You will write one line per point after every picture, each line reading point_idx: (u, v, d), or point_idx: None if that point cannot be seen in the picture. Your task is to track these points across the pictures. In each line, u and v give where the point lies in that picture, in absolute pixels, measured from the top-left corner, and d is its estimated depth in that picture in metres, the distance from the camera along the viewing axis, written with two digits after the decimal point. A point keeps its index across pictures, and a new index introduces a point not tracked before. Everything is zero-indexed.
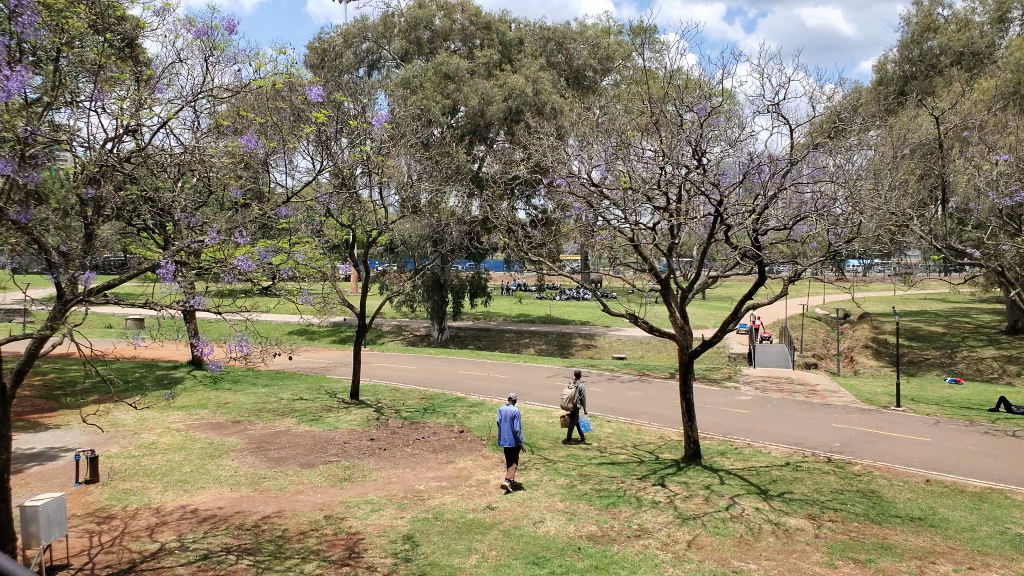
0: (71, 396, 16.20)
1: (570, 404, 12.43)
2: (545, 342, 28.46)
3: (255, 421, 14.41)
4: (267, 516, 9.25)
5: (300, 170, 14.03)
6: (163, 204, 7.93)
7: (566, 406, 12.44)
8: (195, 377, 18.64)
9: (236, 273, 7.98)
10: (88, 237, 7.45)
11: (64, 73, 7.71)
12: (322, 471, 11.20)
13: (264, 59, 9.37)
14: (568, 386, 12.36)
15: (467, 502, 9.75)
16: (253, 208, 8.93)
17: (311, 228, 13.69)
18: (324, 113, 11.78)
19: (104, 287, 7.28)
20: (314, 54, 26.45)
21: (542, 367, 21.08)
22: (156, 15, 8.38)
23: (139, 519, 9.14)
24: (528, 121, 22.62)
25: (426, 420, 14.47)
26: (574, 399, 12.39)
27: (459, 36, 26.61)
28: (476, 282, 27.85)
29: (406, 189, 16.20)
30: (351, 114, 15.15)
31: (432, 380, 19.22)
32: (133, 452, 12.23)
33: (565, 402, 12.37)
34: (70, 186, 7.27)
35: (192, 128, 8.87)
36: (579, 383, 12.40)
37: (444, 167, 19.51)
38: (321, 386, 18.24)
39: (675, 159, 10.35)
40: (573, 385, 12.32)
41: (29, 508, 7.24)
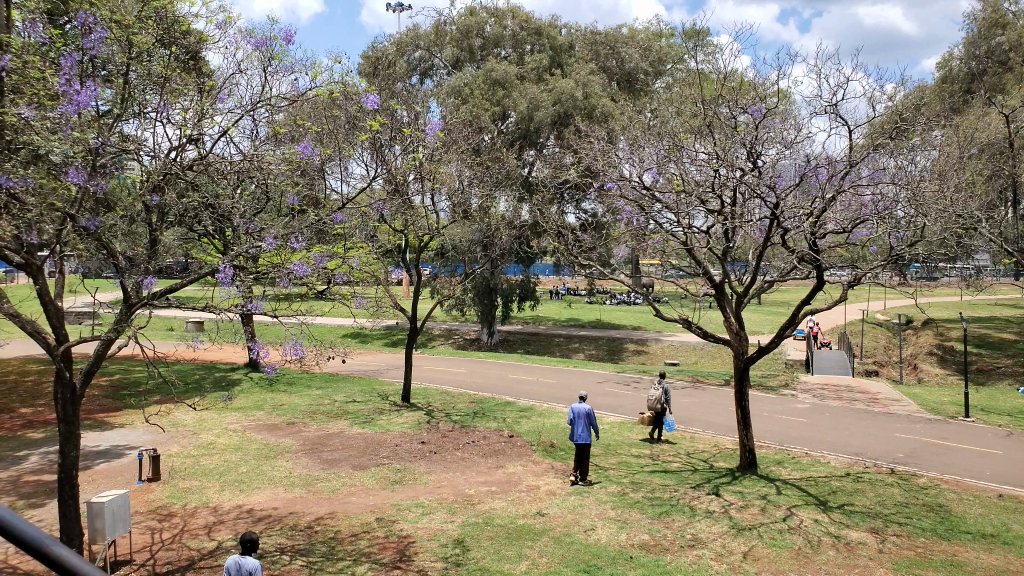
0: (135, 396, 16.74)
1: (656, 404, 12.80)
2: (595, 347, 28.30)
3: (309, 423, 14.66)
4: (320, 517, 9.38)
5: (354, 177, 14.23)
6: (223, 210, 8.13)
7: (653, 406, 12.81)
8: (252, 379, 19.07)
9: (293, 278, 8.26)
10: (152, 243, 7.68)
11: (132, 85, 7.98)
12: (374, 473, 11.31)
13: (320, 69, 9.50)
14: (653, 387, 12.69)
15: (517, 507, 9.71)
16: (309, 214, 9.09)
17: (364, 234, 13.84)
18: (378, 121, 11.91)
19: (166, 291, 7.47)
20: (367, 63, 26.87)
21: (593, 372, 20.90)
22: (217, 27, 8.58)
23: (198, 517, 9.36)
24: (579, 124, 22.52)
25: (476, 424, 14.50)
26: (661, 400, 12.76)
27: (510, 42, 26.76)
28: (526, 286, 27.85)
29: (457, 195, 16.31)
30: (403, 121, 15.32)
31: (482, 384, 19.30)
32: (192, 451, 12.55)
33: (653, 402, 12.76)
34: (136, 194, 7.52)
35: (251, 136, 9.04)
36: (664, 384, 12.78)
37: (495, 172, 19.57)
38: (373, 389, 18.46)
39: (730, 162, 10.20)
40: (658, 386, 12.67)
41: (96, 504, 7.45)
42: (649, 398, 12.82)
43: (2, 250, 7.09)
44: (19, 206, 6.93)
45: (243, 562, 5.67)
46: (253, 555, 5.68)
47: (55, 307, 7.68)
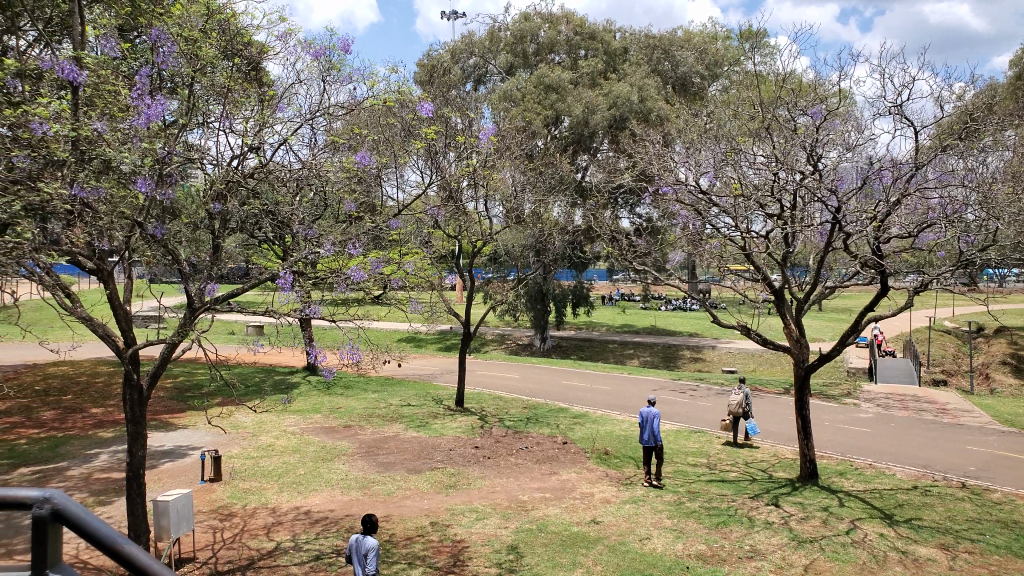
0: (198, 397, 17.24)
1: (737, 408, 13.00)
2: (650, 354, 28.01)
3: (365, 426, 14.86)
4: (376, 520, 9.49)
5: (409, 183, 14.38)
6: (283, 217, 8.32)
7: (735, 411, 13.00)
8: (310, 383, 19.44)
9: (349, 283, 8.30)
10: (215, 249, 7.91)
11: (197, 96, 8.24)
12: (428, 477, 11.40)
13: (377, 77, 9.61)
14: (735, 391, 12.89)
15: (571, 515, 9.65)
16: (366, 220, 9.21)
17: (419, 240, 13.93)
18: (433, 128, 11.99)
19: (228, 296, 7.65)
20: (422, 71, 27.20)
21: (648, 379, 20.65)
22: (278, 39, 8.79)
23: (258, 518, 9.56)
24: (633, 129, 22.31)
25: (529, 430, 14.48)
26: (742, 404, 12.96)
27: (564, 47, 26.65)
28: (579, 292, 27.75)
29: (510, 201, 16.35)
30: (458, 128, 15.45)
31: (534, 390, 19.28)
32: (252, 453, 12.86)
33: (734, 406, 12.97)
34: (200, 201, 7.76)
35: (310, 144, 9.20)
36: (744, 389, 12.93)
37: (547, 177, 19.55)
38: (428, 393, 18.60)
39: (790, 165, 10.01)
40: (740, 390, 12.86)
41: (161, 503, 7.67)
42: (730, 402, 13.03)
43: (76, 256, 7.40)
44: (91, 215, 7.23)
45: (363, 541, 6.05)
46: (372, 534, 6.06)
47: (123, 312, 7.95)
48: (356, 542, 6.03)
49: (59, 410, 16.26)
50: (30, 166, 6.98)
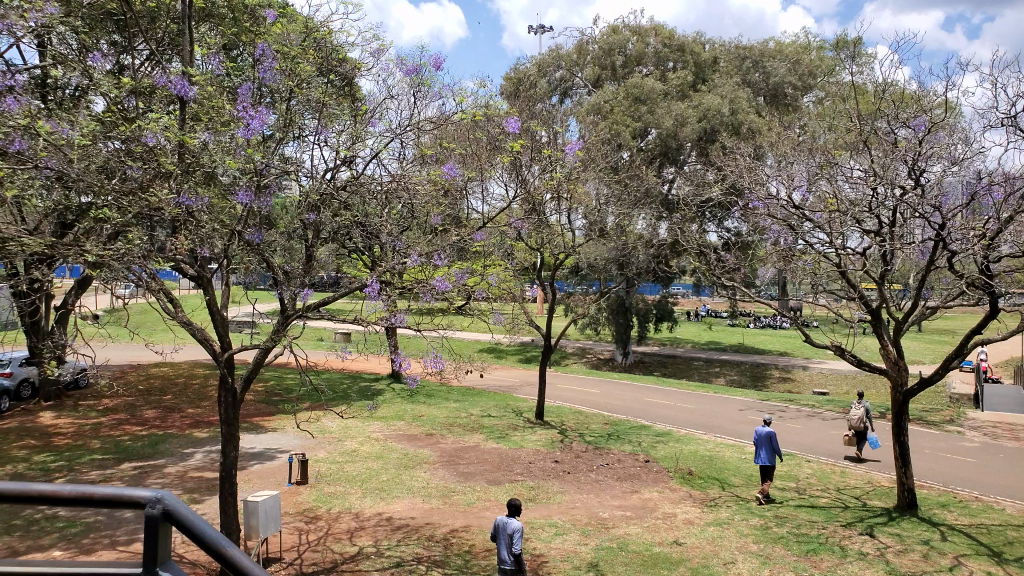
0: (287, 402, 17.83)
1: (858, 423, 13.00)
2: (737, 372, 27.28)
3: (447, 435, 15.02)
4: (455, 530, 9.54)
5: (494, 197, 14.50)
6: (372, 228, 8.52)
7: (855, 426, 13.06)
8: (394, 391, 19.83)
9: (435, 293, 8.33)
10: (307, 258, 8.17)
11: (294, 110, 8.56)
12: (508, 489, 11.40)
13: (466, 92, 9.70)
14: (853, 405, 12.96)
15: (652, 535, 9.46)
16: (451, 232, 9.25)
17: (503, 252, 13.94)
18: (520, 141, 12.03)
19: (319, 304, 7.85)
20: (509, 84, 27.62)
21: (733, 399, 20.08)
22: (372, 56, 9.01)
23: (342, 522, 9.77)
24: (722, 141, 21.85)
25: (610, 447, 14.31)
26: (864, 419, 12.90)
27: (652, 60, 26.45)
28: (663, 306, 27.26)
29: (594, 214, 16.32)
30: (543, 141, 15.52)
31: (615, 406, 19.02)
32: (337, 458, 13.17)
33: (854, 421, 13.05)
34: (295, 213, 8.08)
35: (399, 158, 9.38)
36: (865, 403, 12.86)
37: (633, 190, 19.34)
38: (508, 405, 18.65)
39: (889, 179, 9.61)
40: (858, 404, 12.91)
41: (251, 503, 7.93)
42: (851, 418, 13.03)
43: (180, 264, 7.83)
44: (194, 223, 7.60)
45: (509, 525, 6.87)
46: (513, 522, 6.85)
47: (221, 318, 8.28)
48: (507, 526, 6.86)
49: (160, 408, 17.15)
50: (141, 177, 7.39)
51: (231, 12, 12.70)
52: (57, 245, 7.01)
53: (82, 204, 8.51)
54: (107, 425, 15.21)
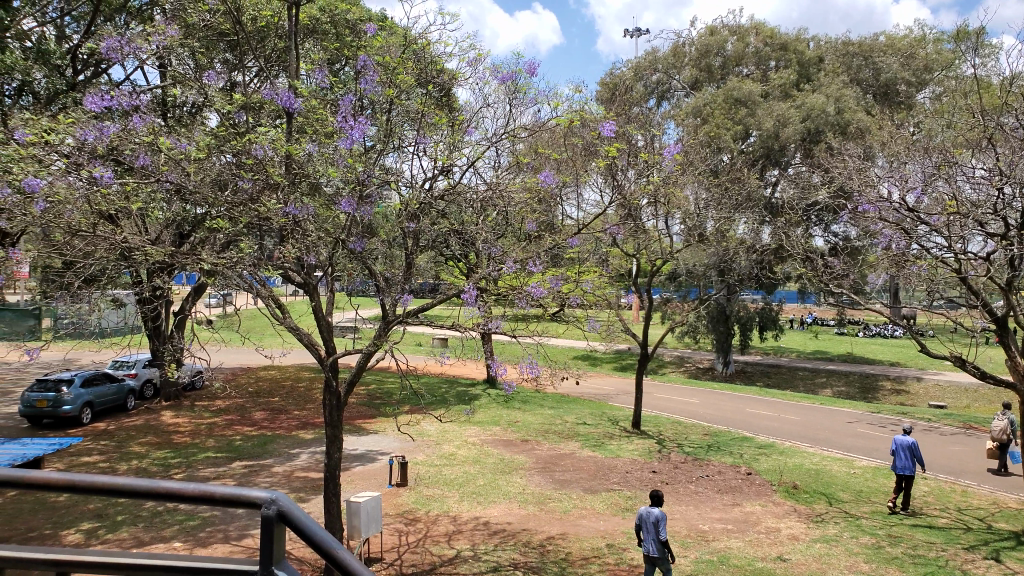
0: (388, 405, 18.29)
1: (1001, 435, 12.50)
2: (845, 383, 26.05)
3: (542, 442, 15.04)
4: (552, 537, 9.51)
5: (589, 202, 14.37)
6: (468, 236, 8.60)
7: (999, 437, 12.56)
8: (490, 396, 20.04)
9: (530, 299, 8.30)
10: (407, 264, 8.33)
11: (393, 122, 8.82)
12: (604, 498, 11.29)
13: (561, 97, 9.68)
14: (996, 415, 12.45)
15: (755, 549, 9.15)
16: (546, 239, 9.16)
17: (599, 258, 13.79)
18: (616, 144, 11.60)
19: (417, 310, 8.02)
20: (605, 88, 27.66)
21: (841, 412, 19.17)
22: (469, 66, 9.14)
23: (440, 525, 9.93)
24: (828, 142, 20.91)
25: (710, 458, 13.96)
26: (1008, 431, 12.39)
27: (752, 60, 25.72)
28: (766, 314, 26.35)
29: (692, 219, 15.98)
30: (639, 145, 15.34)
31: (715, 416, 18.52)
32: (435, 461, 13.41)
33: (997, 432, 12.53)
34: (396, 222, 8.27)
35: (495, 166, 9.44)
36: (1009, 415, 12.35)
37: (734, 194, 18.83)
38: (604, 413, 18.48)
39: (1018, 180, 8.95)
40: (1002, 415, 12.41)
41: (353, 503, 8.16)
42: (993, 428, 12.53)
43: (287, 271, 8.21)
44: (301, 232, 7.93)
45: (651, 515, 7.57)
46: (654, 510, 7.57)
47: (326, 323, 8.57)
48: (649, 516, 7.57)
49: (268, 410, 17.93)
50: (252, 188, 7.86)
51: (334, 28, 13.23)
52: (177, 254, 7.50)
53: (198, 215, 9.06)
54: (220, 426, 16.02)
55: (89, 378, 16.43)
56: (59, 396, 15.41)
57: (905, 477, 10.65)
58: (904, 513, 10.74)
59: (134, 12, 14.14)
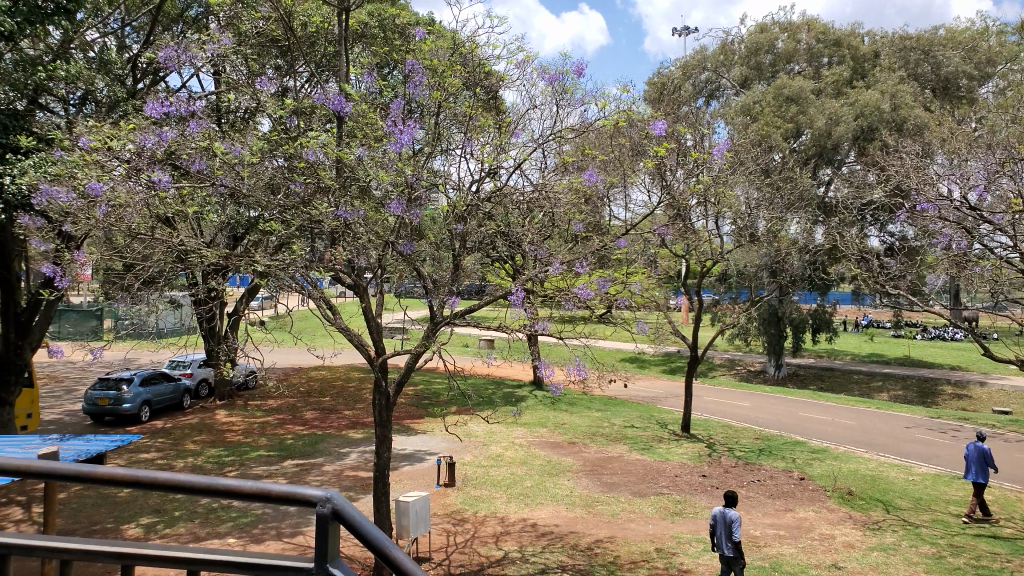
0: (436, 405, 18.42)
1: None
2: (903, 387, 25.30)
3: (590, 444, 14.97)
4: (600, 540, 9.45)
5: (637, 203, 14.23)
6: (514, 238, 8.61)
7: None
8: (537, 397, 20.04)
9: (577, 301, 8.22)
10: (455, 266, 8.36)
11: (441, 125, 8.90)
12: (653, 502, 11.17)
13: (609, 97, 9.60)
14: None
15: (809, 556, 8.95)
16: (593, 240, 9.08)
17: (648, 259, 13.62)
18: (664, 144, 11.41)
19: (464, 312, 8.05)
20: (653, 88, 27.44)
21: (899, 416, 18.62)
22: (516, 67, 9.14)
23: (488, 526, 9.95)
24: (884, 139, 20.34)
25: (761, 462, 13.71)
26: None
27: (804, 56, 25.19)
28: (819, 316, 25.77)
29: (743, 219, 15.73)
30: (688, 145, 15.15)
31: (768, 420, 18.18)
32: (483, 462, 13.45)
33: None
34: (443, 224, 8.31)
35: (542, 167, 9.43)
36: None
37: (785, 193, 18.46)
38: (653, 416, 18.30)
39: None
40: None
41: (402, 503, 8.23)
42: None
43: (338, 273, 8.32)
44: (352, 235, 8.03)
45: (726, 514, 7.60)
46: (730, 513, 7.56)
47: (376, 324, 8.66)
48: (724, 517, 7.58)
49: (319, 409, 18.23)
50: (304, 192, 8.00)
51: (383, 32, 13.38)
52: (232, 257, 7.70)
53: (251, 218, 9.26)
54: (273, 425, 16.35)
55: (147, 377, 16.93)
56: (120, 394, 15.90)
57: (980, 485, 10.32)
58: (966, 522, 10.37)
59: (191, 21, 14.53)
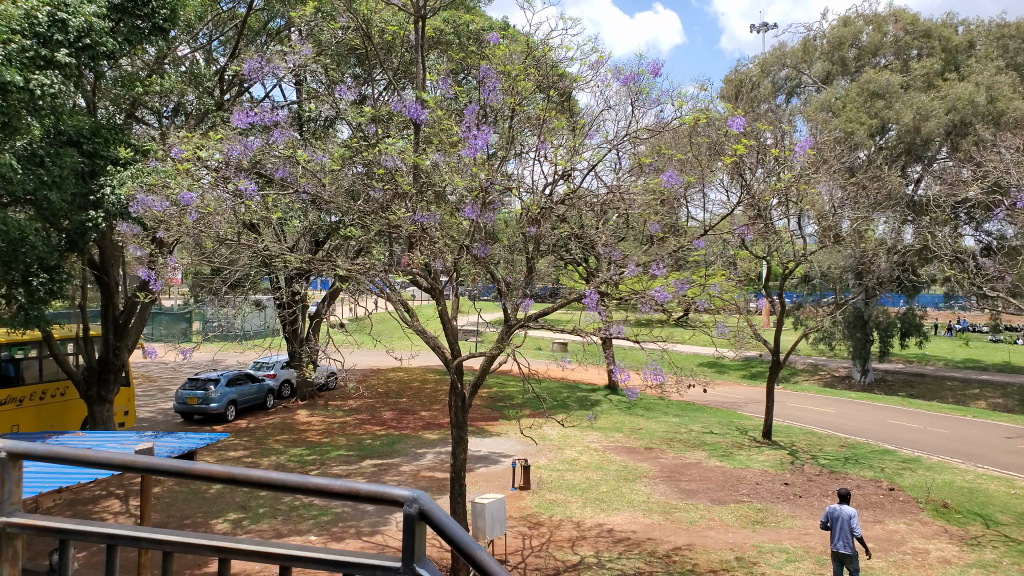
0: (510, 408, 18.47)
1: None
2: (1002, 395, 23.91)
3: (667, 450, 14.73)
4: (678, 547, 9.28)
5: (715, 203, 13.90)
6: (588, 241, 8.55)
7: None
8: (612, 402, 19.87)
9: (653, 304, 7.88)
10: (529, 270, 8.34)
11: (515, 128, 8.94)
12: (733, 510, 10.88)
13: (685, 96, 9.43)
14: None
15: (900, 571, 8.56)
16: (671, 242, 8.68)
17: (727, 262, 13.26)
18: (744, 142, 11.09)
19: (538, 315, 8.01)
20: (730, 87, 26.90)
21: (998, 426, 17.59)
22: (590, 68, 9.07)
23: (564, 530, 9.90)
24: (979, 133, 19.31)
25: (847, 471, 13.21)
26: None
27: (891, 49, 24.16)
28: (909, 319, 24.65)
29: (826, 218, 15.19)
30: (768, 143, 14.73)
31: (855, 428, 17.49)
32: (558, 465, 13.41)
33: None
34: (517, 227, 8.30)
35: (615, 168, 9.33)
36: None
37: (873, 192, 17.72)
38: (732, 422, 17.86)
39: None
40: None
41: (478, 504, 8.27)
42: None
43: (415, 277, 8.42)
44: (428, 239, 8.09)
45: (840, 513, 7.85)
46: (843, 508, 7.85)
47: (452, 327, 8.72)
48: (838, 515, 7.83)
49: (396, 410, 18.55)
50: (382, 197, 8.15)
51: (457, 39, 13.52)
52: (314, 261, 7.96)
53: (331, 223, 9.49)
54: (352, 425, 16.73)
55: (234, 378, 17.57)
56: (208, 394, 16.54)
57: None
58: None
59: (274, 34, 15.05)
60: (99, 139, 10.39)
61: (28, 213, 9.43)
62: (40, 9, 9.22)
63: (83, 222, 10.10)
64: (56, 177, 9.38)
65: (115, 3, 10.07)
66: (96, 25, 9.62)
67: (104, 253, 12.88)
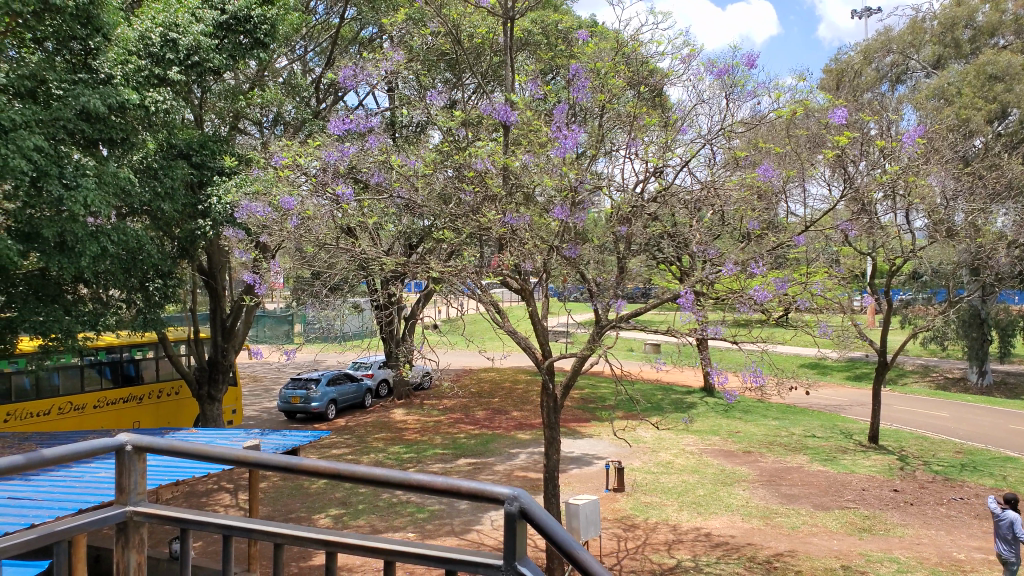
0: (603, 410, 18.33)
1: None
2: None
3: (766, 454, 14.26)
4: (780, 553, 8.96)
5: (816, 198, 13.35)
6: (682, 239, 8.38)
7: None
8: (708, 404, 19.41)
9: (752, 303, 7.58)
10: (620, 269, 8.23)
11: (605, 127, 8.86)
12: (837, 516, 10.43)
13: (783, 87, 9.10)
14: None
15: None
16: (769, 238, 8.31)
17: (830, 259, 12.70)
18: (846, 133, 10.58)
19: (630, 316, 7.88)
20: (830, 77, 25.84)
21: None
22: (682, 62, 8.88)
23: (659, 533, 9.73)
24: None
25: (964, 478, 12.45)
26: None
27: (1011, 28, 22.57)
28: None
29: (938, 211, 14.35)
30: (873, 134, 14.04)
31: (972, 433, 16.44)
32: (652, 468, 13.20)
33: None
34: (607, 227, 8.23)
35: (709, 164, 9.12)
36: None
37: (991, 181, 16.62)
38: (836, 425, 17.11)
39: None
40: None
41: (572, 505, 8.23)
42: None
43: (506, 278, 8.45)
44: (518, 240, 8.12)
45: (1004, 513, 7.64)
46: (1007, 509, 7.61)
47: (543, 327, 8.70)
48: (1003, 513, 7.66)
49: (489, 410, 18.71)
50: (473, 200, 8.22)
51: (546, 39, 13.47)
52: (409, 264, 8.12)
53: (424, 227, 9.66)
54: (446, 424, 17.00)
55: (333, 378, 18.14)
56: (309, 393, 17.14)
57: None
58: None
59: (367, 42, 15.42)
60: (207, 151, 10.94)
61: (144, 222, 10.06)
62: (154, 31, 9.90)
63: (193, 230, 10.71)
64: (169, 189, 9.98)
65: (220, 21, 10.57)
66: (203, 42, 10.11)
67: (212, 259, 13.55)
